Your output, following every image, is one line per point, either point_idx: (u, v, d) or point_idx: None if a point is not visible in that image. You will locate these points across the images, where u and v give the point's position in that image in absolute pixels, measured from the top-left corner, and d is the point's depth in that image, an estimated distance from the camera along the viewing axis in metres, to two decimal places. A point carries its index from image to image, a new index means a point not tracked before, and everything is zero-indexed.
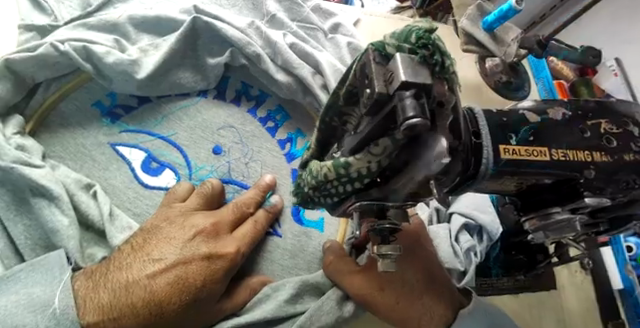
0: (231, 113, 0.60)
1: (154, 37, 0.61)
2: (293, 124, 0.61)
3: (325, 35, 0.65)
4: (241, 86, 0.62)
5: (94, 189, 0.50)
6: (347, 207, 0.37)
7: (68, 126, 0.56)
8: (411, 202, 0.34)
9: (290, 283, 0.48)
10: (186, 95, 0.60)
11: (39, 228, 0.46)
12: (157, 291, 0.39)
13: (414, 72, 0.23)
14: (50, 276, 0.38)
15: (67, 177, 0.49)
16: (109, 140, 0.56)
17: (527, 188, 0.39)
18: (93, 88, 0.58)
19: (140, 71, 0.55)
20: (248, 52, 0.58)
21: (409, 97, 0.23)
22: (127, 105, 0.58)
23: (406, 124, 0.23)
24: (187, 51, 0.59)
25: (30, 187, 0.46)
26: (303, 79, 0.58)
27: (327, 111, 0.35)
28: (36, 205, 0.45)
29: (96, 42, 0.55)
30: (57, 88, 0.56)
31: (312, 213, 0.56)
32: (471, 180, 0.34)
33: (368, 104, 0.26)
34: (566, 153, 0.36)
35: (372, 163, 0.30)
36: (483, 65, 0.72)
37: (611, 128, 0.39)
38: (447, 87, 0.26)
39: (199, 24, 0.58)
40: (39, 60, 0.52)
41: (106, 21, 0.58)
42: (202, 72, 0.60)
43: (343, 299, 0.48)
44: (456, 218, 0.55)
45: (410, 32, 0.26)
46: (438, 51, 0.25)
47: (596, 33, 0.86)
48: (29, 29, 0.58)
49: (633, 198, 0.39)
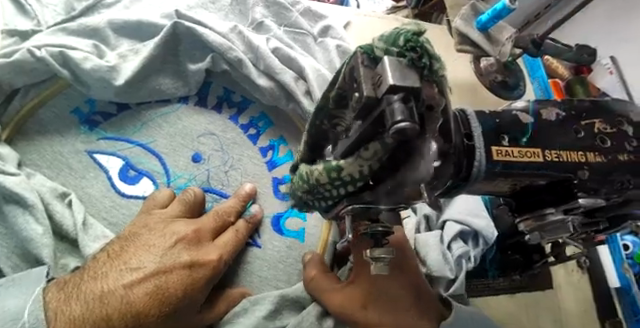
0: (213, 120, 0.59)
1: (134, 42, 0.60)
2: (276, 131, 0.60)
3: (314, 39, 0.65)
4: (223, 92, 0.61)
5: (69, 198, 0.49)
6: (340, 210, 0.36)
7: (46, 134, 0.55)
8: (404, 205, 0.33)
9: (269, 297, 0.47)
10: (167, 101, 0.59)
11: (14, 237, 0.45)
12: (135, 301, 0.38)
13: (402, 75, 0.23)
14: (24, 289, 0.37)
15: (42, 186, 0.48)
16: (86, 147, 0.54)
17: (523, 189, 0.39)
18: (71, 94, 0.57)
19: (118, 78, 0.54)
20: (229, 57, 0.57)
21: (397, 100, 0.23)
22: (106, 112, 0.57)
23: (395, 128, 0.23)
24: (167, 56, 0.59)
25: (4, 194, 0.45)
26: (285, 84, 0.57)
27: (319, 113, 0.34)
28: (10, 213, 0.44)
29: (74, 48, 0.54)
30: (36, 94, 0.55)
31: (293, 223, 0.54)
32: (463, 183, 0.33)
33: (357, 107, 0.26)
34: (559, 154, 0.35)
35: (364, 167, 0.29)
36: (477, 64, 0.72)
37: (605, 127, 0.39)
38: (437, 90, 0.26)
39: (180, 29, 0.58)
40: (16, 66, 0.52)
41: (86, 25, 0.58)
42: (183, 78, 0.59)
43: (322, 315, 0.45)
44: (451, 225, 0.53)
45: (399, 34, 0.26)
46: (426, 54, 0.25)
47: (591, 32, 0.86)
48: (11, 34, 0.57)
49: (628, 198, 0.38)
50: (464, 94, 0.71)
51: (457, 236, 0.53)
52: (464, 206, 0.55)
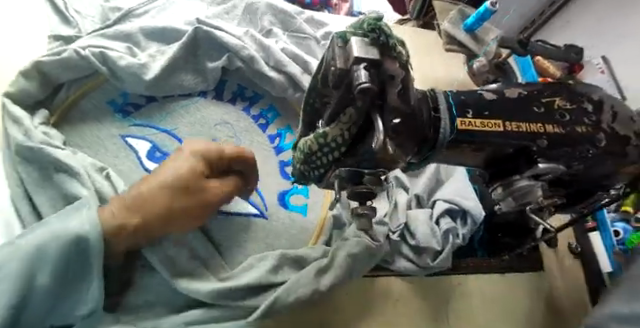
0: (228, 111, 0.67)
1: (161, 45, 0.69)
2: (283, 120, 0.68)
3: (316, 42, 0.73)
4: (237, 88, 0.70)
5: (106, 172, 0.54)
6: (330, 176, 0.42)
7: (87, 121, 0.63)
8: (383, 169, 0.40)
9: (271, 255, 0.51)
10: (188, 95, 0.68)
11: (59, 200, 0.52)
12: (147, 176, 0.44)
13: (365, 50, 0.30)
14: (74, 210, 0.41)
15: (84, 160, 0.54)
16: (120, 132, 0.62)
17: (494, 160, 0.44)
18: (108, 89, 0.66)
19: (148, 73, 0.63)
20: (242, 55, 0.66)
21: (361, 68, 0.29)
22: (137, 103, 0.66)
23: (359, 88, 0.29)
24: (188, 57, 0.67)
25: (54, 164, 0.53)
26: (292, 75, 0.66)
27: (311, 93, 0.41)
28: (59, 180, 0.52)
29: (111, 48, 0.64)
30: (78, 88, 0.65)
31: (297, 198, 0.61)
32: (432, 148, 0.40)
33: (333, 77, 0.32)
34: (519, 125, 0.41)
35: (345, 131, 0.35)
36: (471, 66, 0.78)
37: (564, 104, 0.44)
38: (398, 64, 0.32)
39: (200, 34, 0.67)
40: (63, 63, 0.61)
41: (121, 31, 0.67)
42: (203, 74, 0.68)
43: (320, 273, 0.49)
44: (439, 204, 0.58)
45: (364, 21, 0.33)
46: (384, 34, 0.32)
47: (578, 36, 0.92)
48: (57, 39, 0.68)
49: (588, 165, 0.44)
50: (428, 82, 0.77)
51: (445, 213, 0.58)
52: (455, 189, 0.60)
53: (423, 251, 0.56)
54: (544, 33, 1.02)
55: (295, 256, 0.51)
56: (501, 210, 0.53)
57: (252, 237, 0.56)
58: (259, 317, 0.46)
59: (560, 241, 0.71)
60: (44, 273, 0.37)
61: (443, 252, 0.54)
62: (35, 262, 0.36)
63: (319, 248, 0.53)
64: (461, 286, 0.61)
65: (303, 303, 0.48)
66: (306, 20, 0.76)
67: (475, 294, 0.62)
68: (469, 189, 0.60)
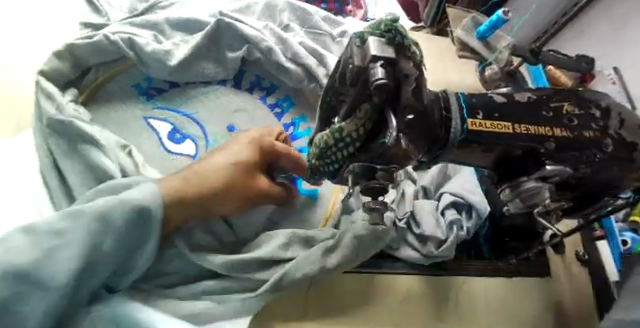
0: (247, 98, 0.70)
1: (185, 35, 0.72)
2: (297, 110, 0.71)
3: (332, 38, 0.77)
4: (255, 78, 0.73)
5: (129, 149, 0.57)
6: (344, 171, 0.43)
7: (112, 101, 0.67)
8: (395, 165, 0.41)
9: (282, 233, 0.54)
10: (209, 83, 0.71)
11: (86, 171, 0.55)
12: (207, 164, 0.50)
13: (382, 49, 0.32)
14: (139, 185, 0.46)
15: (109, 138, 0.57)
16: (144, 114, 0.65)
17: (502, 161, 0.45)
18: (133, 73, 0.69)
19: (172, 59, 0.66)
20: (261, 47, 0.69)
21: (378, 66, 0.31)
22: (160, 88, 0.69)
23: (376, 85, 0.31)
24: (211, 46, 0.70)
25: (83, 137, 0.56)
26: (309, 68, 0.69)
27: (328, 91, 0.43)
28: (87, 152, 0.55)
29: (139, 35, 0.67)
30: (106, 70, 0.68)
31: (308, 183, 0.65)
32: (443, 147, 0.41)
33: (351, 75, 0.34)
34: (528, 128, 0.42)
35: (360, 127, 0.36)
36: (483, 73, 0.80)
37: (573, 109, 0.46)
38: (412, 63, 0.34)
39: (222, 26, 0.69)
40: (96, 47, 0.64)
41: (148, 21, 0.70)
42: (223, 64, 0.71)
43: (327, 251, 0.52)
44: (445, 197, 0.61)
45: (381, 22, 0.35)
46: (400, 35, 0.33)
47: (589, 48, 0.94)
48: (87, 27, 0.71)
49: (595, 170, 0.45)
50: (440, 85, 0.79)
51: (451, 205, 0.61)
52: (461, 183, 0.63)
53: (427, 240, 0.58)
54: (557, 42, 1.03)
55: (304, 237, 0.54)
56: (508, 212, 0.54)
57: (264, 223, 0.59)
58: (268, 290, 0.49)
59: (567, 247, 0.73)
60: (110, 237, 0.42)
61: (446, 241, 0.56)
62: (103, 226, 0.41)
63: (327, 231, 0.56)
64: (465, 286, 0.63)
65: (310, 279, 0.51)
66: (323, 18, 0.80)
67: (479, 294, 0.63)
68: (475, 185, 0.62)
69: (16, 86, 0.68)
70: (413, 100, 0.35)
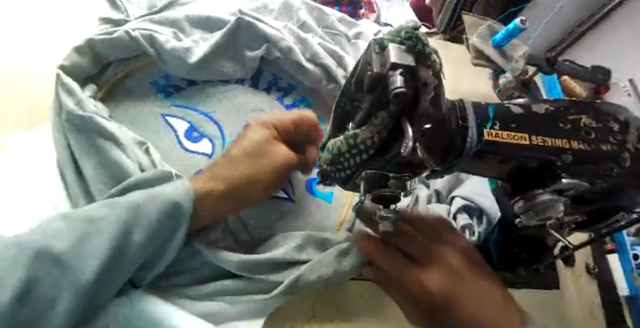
0: (264, 98, 0.70)
1: (203, 32, 0.73)
2: (314, 111, 0.72)
3: (348, 40, 0.78)
4: (272, 78, 0.73)
5: (146, 147, 0.57)
6: (356, 178, 0.43)
7: (129, 97, 0.67)
8: (408, 173, 0.41)
9: (297, 235, 0.54)
10: (227, 82, 0.71)
11: (102, 166, 0.55)
12: (231, 154, 0.52)
13: (401, 57, 0.32)
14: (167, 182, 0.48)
15: (127, 134, 0.57)
16: (162, 111, 0.66)
17: (517, 173, 0.45)
18: (152, 71, 0.70)
19: (191, 56, 0.66)
20: (281, 46, 0.69)
21: (398, 73, 0.31)
22: (178, 85, 0.69)
23: (394, 93, 0.30)
24: (228, 46, 0.71)
25: (100, 133, 0.56)
26: (329, 69, 0.70)
27: (344, 96, 0.43)
28: (105, 148, 0.55)
29: (158, 32, 0.67)
30: (124, 67, 0.68)
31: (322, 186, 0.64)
32: (457, 156, 0.41)
33: (369, 82, 0.34)
34: (545, 140, 0.42)
35: (375, 134, 0.36)
36: (498, 82, 0.80)
37: (591, 122, 0.45)
38: (431, 72, 0.34)
39: (242, 24, 0.70)
40: (115, 42, 0.65)
41: (167, 18, 0.71)
42: (241, 63, 0.71)
43: (341, 256, 0.53)
44: (457, 201, 0.66)
45: (401, 29, 0.35)
46: (420, 42, 0.33)
47: (606, 56, 0.93)
48: (107, 22, 0.72)
49: (613, 185, 0.44)
50: (458, 94, 0.79)
51: (463, 209, 0.65)
52: (473, 188, 0.66)
53: None
54: (572, 52, 1.02)
55: (320, 239, 0.55)
56: (519, 224, 0.54)
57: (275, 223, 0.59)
58: (282, 293, 0.49)
59: (577, 259, 0.72)
60: (137, 232, 0.43)
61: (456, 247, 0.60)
62: (133, 220, 0.43)
63: (342, 233, 0.57)
64: None
65: (322, 280, 0.51)
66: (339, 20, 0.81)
67: None
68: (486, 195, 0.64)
69: (32, 82, 0.69)
70: (430, 108, 0.35)
